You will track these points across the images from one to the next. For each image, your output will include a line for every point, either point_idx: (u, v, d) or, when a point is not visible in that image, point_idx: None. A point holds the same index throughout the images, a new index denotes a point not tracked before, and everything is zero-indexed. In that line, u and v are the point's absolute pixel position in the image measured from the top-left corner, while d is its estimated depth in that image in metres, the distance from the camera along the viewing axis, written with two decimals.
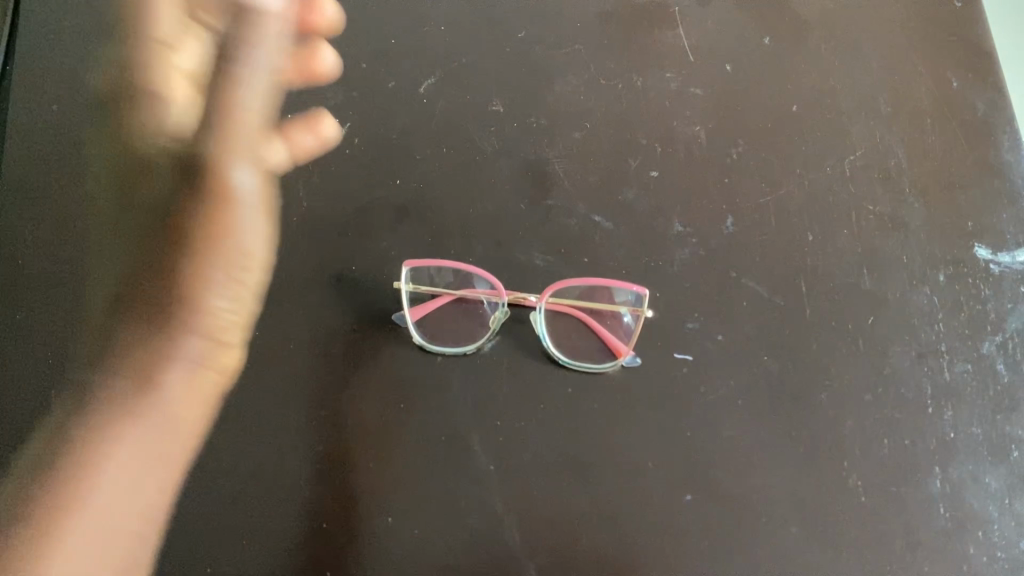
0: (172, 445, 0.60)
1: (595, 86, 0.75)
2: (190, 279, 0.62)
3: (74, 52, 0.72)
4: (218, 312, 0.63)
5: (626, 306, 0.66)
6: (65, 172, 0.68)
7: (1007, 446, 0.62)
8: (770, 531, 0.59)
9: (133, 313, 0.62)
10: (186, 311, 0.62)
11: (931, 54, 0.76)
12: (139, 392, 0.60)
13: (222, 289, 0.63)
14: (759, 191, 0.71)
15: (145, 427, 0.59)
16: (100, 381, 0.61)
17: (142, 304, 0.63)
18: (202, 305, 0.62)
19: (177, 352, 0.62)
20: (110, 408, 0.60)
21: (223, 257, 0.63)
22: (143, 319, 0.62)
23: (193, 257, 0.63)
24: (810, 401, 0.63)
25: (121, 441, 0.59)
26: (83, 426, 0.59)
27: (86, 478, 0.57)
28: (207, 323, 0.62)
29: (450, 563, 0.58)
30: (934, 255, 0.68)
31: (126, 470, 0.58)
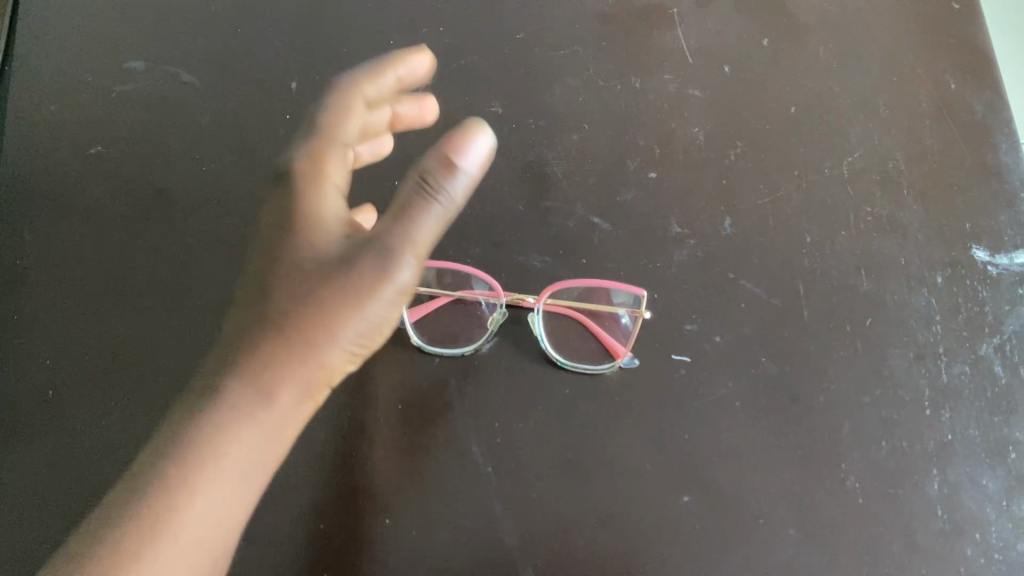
0: (240, 497, 0.50)
1: (594, 87, 0.75)
2: (313, 323, 0.52)
3: (85, 64, 0.75)
4: (330, 354, 0.52)
5: (624, 307, 0.66)
6: (73, 179, 0.70)
7: (1005, 448, 0.62)
8: (767, 533, 0.59)
9: (267, 333, 0.52)
10: (304, 351, 0.52)
11: (931, 56, 0.76)
12: (220, 428, 0.49)
13: (348, 332, 0.52)
14: (758, 192, 0.71)
15: (229, 472, 0.49)
16: (228, 387, 0.50)
17: (280, 334, 0.51)
18: (319, 352, 0.52)
19: (288, 398, 0.52)
20: (191, 433, 0.49)
21: (353, 305, 0.52)
22: (273, 350, 0.51)
23: (335, 296, 0.52)
24: (808, 403, 0.63)
25: (200, 484, 0.48)
26: (181, 446, 0.49)
27: (166, 525, 0.47)
28: (324, 363, 0.52)
29: (447, 564, 0.58)
30: (932, 257, 0.68)
31: (219, 502, 0.49)
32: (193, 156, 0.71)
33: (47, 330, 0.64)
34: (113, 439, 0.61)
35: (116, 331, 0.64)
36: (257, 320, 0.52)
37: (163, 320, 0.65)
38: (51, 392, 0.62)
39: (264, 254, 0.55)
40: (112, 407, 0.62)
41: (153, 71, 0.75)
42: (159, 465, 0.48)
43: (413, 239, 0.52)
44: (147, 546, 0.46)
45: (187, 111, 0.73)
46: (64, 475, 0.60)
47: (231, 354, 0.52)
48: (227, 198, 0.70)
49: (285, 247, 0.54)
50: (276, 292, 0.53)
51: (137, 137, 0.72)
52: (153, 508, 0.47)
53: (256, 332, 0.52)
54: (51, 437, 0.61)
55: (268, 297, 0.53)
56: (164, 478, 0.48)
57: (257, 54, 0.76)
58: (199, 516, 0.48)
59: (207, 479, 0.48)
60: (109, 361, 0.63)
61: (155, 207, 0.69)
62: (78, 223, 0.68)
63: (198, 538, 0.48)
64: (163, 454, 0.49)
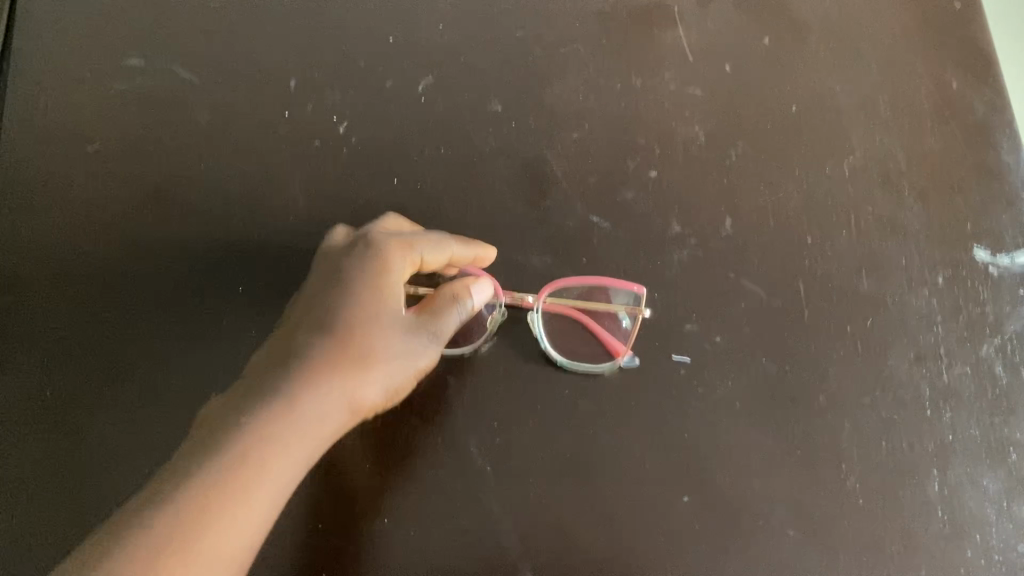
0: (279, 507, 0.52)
1: (594, 86, 0.75)
2: (366, 357, 0.56)
3: (83, 62, 0.75)
4: (371, 385, 0.57)
5: (622, 306, 0.65)
6: (69, 177, 0.70)
7: (1006, 449, 0.62)
8: (767, 533, 0.59)
9: (329, 352, 0.55)
10: (359, 377, 0.56)
11: (932, 56, 0.76)
12: (284, 430, 0.52)
13: (387, 372, 0.58)
14: (759, 191, 0.70)
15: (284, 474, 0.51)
16: (298, 392, 0.53)
17: (340, 356, 0.55)
18: (367, 381, 0.56)
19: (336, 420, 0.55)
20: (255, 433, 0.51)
21: (393, 358, 0.58)
22: (334, 371, 0.55)
23: (384, 342, 0.57)
24: (809, 403, 0.63)
25: (256, 477, 0.50)
26: (246, 440, 0.50)
27: (221, 512, 0.47)
28: (365, 394, 0.56)
29: (446, 565, 0.58)
30: (933, 257, 0.68)
31: (268, 505, 0.50)
32: (191, 155, 0.71)
33: (43, 330, 0.64)
34: (110, 439, 0.61)
35: (114, 331, 0.64)
36: (316, 338, 0.56)
37: (160, 319, 0.65)
38: (48, 392, 0.62)
39: (325, 282, 0.59)
40: (110, 407, 0.62)
41: (151, 69, 0.75)
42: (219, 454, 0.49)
43: (439, 332, 0.61)
44: (199, 524, 0.47)
45: (185, 110, 0.73)
46: (61, 472, 0.60)
47: (296, 365, 0.54)
48: (225, 197, 0.70)
49: (350, 283, 0.58)
50: (340, 315, 0.57)
51: (135, 135, 0.72)
52: (211, 491, 0.48)
53: (319, 349, 0.55)
54: (47, 438, 0.61)
55: (328, 319, 0.56)
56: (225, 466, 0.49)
57: (255, 52, 0.76)
58: (251, 512, 0.49)
59: (264, 473, 0.50)
60: (106, 361, 0.63)
61: (152, 206, 0.69)
62: (75, 220, 0.68)
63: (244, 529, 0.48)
64: (223, 444, 0.50)
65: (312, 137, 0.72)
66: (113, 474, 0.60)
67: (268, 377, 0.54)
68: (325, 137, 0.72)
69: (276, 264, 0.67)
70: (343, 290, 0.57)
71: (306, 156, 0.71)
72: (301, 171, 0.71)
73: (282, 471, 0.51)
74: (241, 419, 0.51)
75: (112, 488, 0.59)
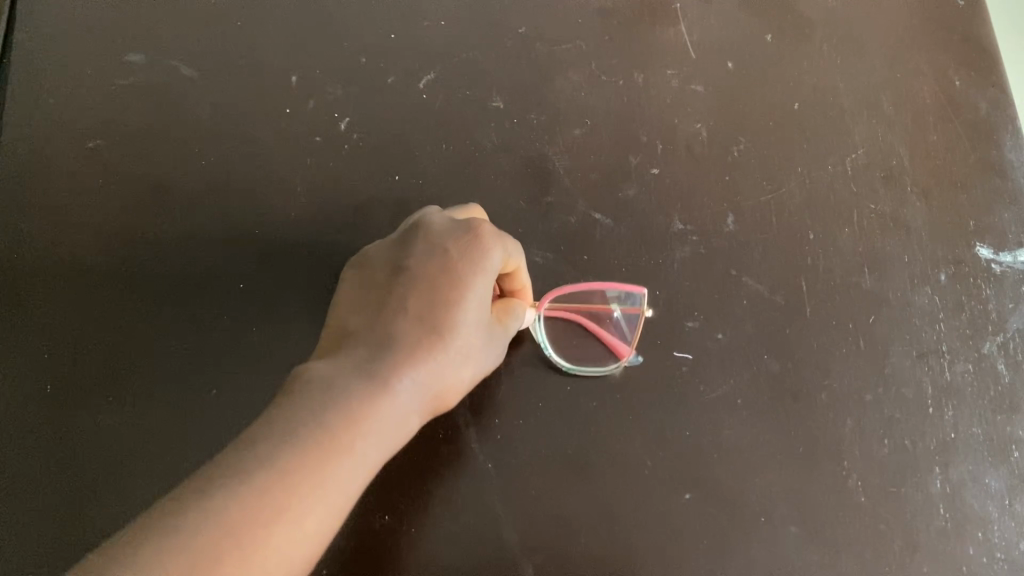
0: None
1: (596, 82, 0.75)
2: (460, 355, 0.54)
3: (84, 58, 0.75)
4: (454, 387, 0.55)
5: (620, 302, 0.65)
6: (69, 172, 0.70)
7: (1009, 447, 0.62)
8: (770, 531, 0.59)
9: (430, 348, 0.52)
10: (448, 377, 0.54)
11: (935, 53, 0.76)
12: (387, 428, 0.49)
13: (469, 374, 0.56)
14: (761, 189, 0.70)
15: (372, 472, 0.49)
16: (400, 385, 0.50)
17: (441, 354, 0.53)
18: (453, 382, 0.54)
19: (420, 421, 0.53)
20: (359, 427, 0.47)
21: (476, 360, 0.56)
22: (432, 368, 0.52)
23: (475, 344, 0.55)
24: (811, 400, 0.63)
25: (356, 472, 0.47)
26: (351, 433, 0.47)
27: (316, 494, 0.44)
28: (446, 395, 0.54)
29: (447, 562, 0.58)
30: (936, 254, 0.68)
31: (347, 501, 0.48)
32: (194, 151, 0.71)
33: (42, 325, 0.64)
34: (108, 434, 0.61)
35: (113, 326, 0.64)
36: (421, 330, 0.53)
37: (160, 315, 0.65)
38: (48, 386, 0.62)
39: (429, 267, 0.55)
40: (109, 402, 0.62)
41: (152, 64, 0.75)
42: (324, 442, 0.46)
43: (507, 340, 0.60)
44: (298, 513, 0.43)
45: (187, 106, 0.73)
46: (58, 471, 0.59)
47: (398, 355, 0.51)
48: (226, 193, 0.69)
49: (463, 275, 0.54)
50: (448, 309, 0.53)
51: (135, 131, 0.72)
52: (315, 476, 0.44)
53: (426, 343, 0.52)
54: (46, 432, 0.61)
55: (432, 310, 0.53)
56: (331, 455, 0.46)
57: (256, 48, 0.76)
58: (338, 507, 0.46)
59: (359, 463, 0.47)
60: (106, 356, 0.63)
61: (153, 201, 0.69)
62: (75, 217, 0.68)
63: (333, 525, 0.46)
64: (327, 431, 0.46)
65: (313, 133, 0.72)
66: (110, 469, 0.59)
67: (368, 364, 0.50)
68: (326, 133, 0.72)
69: (277, 260, 0.67)
70: (456, 284, 0.54)
71: (307, 152, 0.71)
72: (301, 167, 0.70)
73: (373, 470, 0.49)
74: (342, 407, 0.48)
75: (110, 483, 0.59)
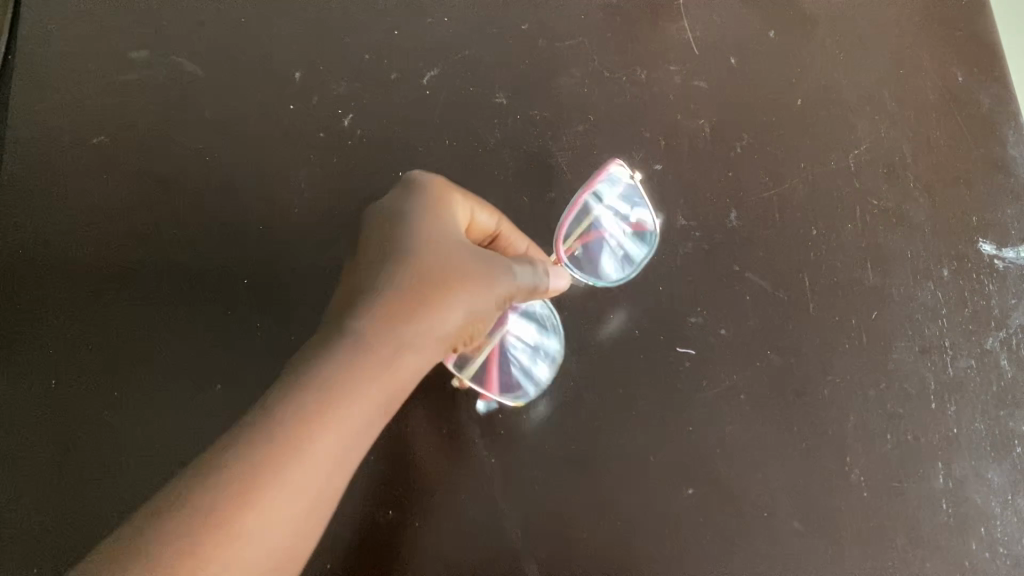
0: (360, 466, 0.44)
1: (599, 79, 0.75)
2: (443, 288, 0.48)
3: (89, 54, 0.75)
4: (453, 319, 0.48)
5: (608, 185, 0.67)
6: (73, 169, 0.70)
7: (1011, 442, 0.62)
8: (772, 525, 0.59)
9: (406, 285, 0.47)
10: (438, 317, 0.48)
11: (938, 49, 0.76)
12: (370, 366, 0.44)
13: (471, 304, 0.49)
14: (763, 185, 0.70)
15: (367, 419, 0.43)
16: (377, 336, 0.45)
17: (421, 287, 0.48)
18: (446, 313, 0.48)
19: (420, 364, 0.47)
20: (332, 370, 0.43)
21: (474, 286, 0.50)
22: (414, 300, 0.47)
23: (461, 270, 0.50)
24: (813, 396, 0.63)
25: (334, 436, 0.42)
26: (324, 377, 0.42)
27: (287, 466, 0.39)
28: (445, 331, 0.48)
29: (450, 557, 0.58)
30: (939, 250, 0.68)
31: (349, 455, 0.43)
32: (197, 147, 0.71)
33: (47, 320, 0.64)
34: (113, 429, 0.61)
35: (119, 321, 0.64)
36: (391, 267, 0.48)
37: (164, 311, 0.65)
38: (53, 381, 0.62)
39: (384, 222, 0.52)
40: (114, 397, 0.62)
41: (156, 61, 0.75)
42: (291, 394, 0.41)
43: (518, 271, 0.54)
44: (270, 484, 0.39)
45: (190, 102, 0.73)
46: (63, 467, 0.60)
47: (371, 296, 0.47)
48: (230, 189, 0.70)
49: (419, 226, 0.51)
50: (415, 257, 0.49)
51: (140, 127, 0.72)
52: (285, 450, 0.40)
53: (401, 279, 0.48)
54: (51, 427, 0.61)
55: (399, 251, 0.49)
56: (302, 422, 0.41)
57: (260, 45, 0.76)
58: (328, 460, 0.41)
59: (340, 422, 0.42)
60: (111, 351, 0.63)
61: (157, 197, 0.69)
62: (78, 213, 0.68)
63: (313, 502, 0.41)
64: (297, 383, 0.42)
65: (317, 129, 0.72)
66: (115, 464, 0.60)
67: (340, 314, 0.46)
68: (330, 129, 0.72)
69: (280, 256, 0.67)
70: (416, 224, 0.51)
71: (311, 148, 0.71)
72: (305, 163, 0.71)
73: (369, 415, 0.43)
74: (312, 357, 0.43)
75: (114, 477, 0.59)
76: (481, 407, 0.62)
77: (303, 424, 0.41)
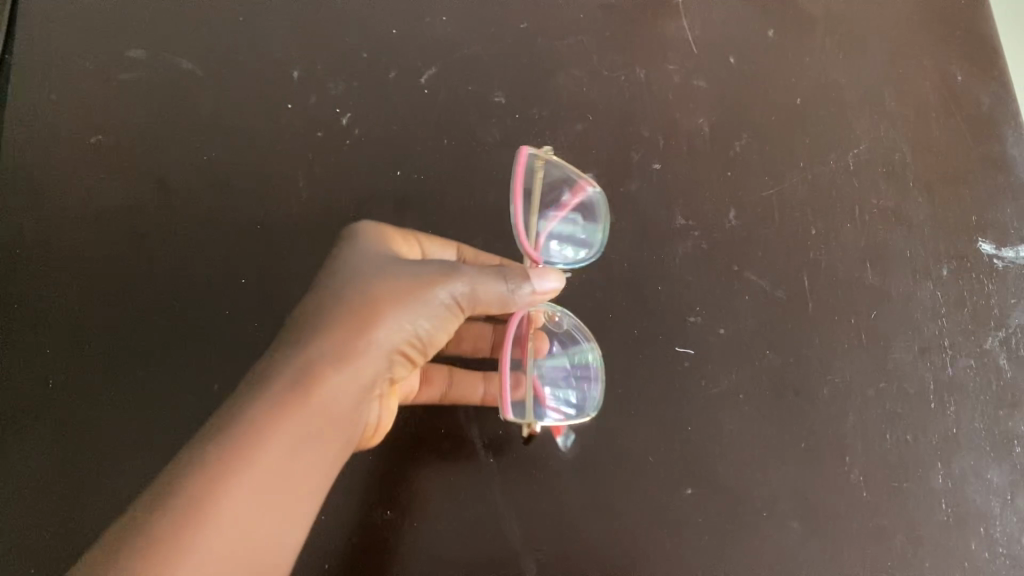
0: (315, 480, 0.48)
1: (598, 77, 0.74)
2: (376, 312, 0.51)
3: (86, 53, 0.75)
4: (390, 335, 0.51)
5: (533, 174, 0.61)
6: (71, 168, 0.70)
7: (1010, 442, 0.62)
8: (771, 525, 0.59)
9: (340, 314, 0.50)
10: (372, 339, 0.50)
11: (937, 48, 0.76)
12: (302, 387, 0.48)
13: (408, 319, 0.51)
14: (762, 183, 0.70)
15: (306, 434, 0.47)
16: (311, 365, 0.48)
17: (350, 308, 0.51)
18: (380, 329, 0.50)
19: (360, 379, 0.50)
20: (266, 397, 0.47)
21: (407, 300, 0.51)
22: (343, 322, 0.50)
23: (391, 286, 0.52)
24: (812, 396, 0.63)
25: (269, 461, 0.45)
26: (260, 404, 0.46)
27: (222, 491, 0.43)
28: (382, 347, 0.51)
29: (448, 558, 0.57)
30: (938, 249, 0.68)
31: (293, 469, 0.46)
32: (195, 146, 0.71)
33: (44, 320, 0.64)
34: (110, 429, 0.61)
35: (117, 321, 0.64)
36: (322, 297, 0.52)
37: (162, 311, 0.65)
38: (50, 381, 0.62)
39: (327, 261, 0.55)
40: (111, 397, 0.62)
41: (154, 60, 0.75)
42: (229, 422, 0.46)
43: (472, 274, 0.53)
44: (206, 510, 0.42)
45: (188, 101, 0.73)
46: (59, 467, 0.59)
47: (304, 326, 0.50)
48: (228, 188, 0.69)
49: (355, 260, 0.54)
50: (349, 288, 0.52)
51: (137, 126, 0.72)
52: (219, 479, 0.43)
53: (331, 306, 0.51)
54: (48, 427, 0.61)
55: (335, 285, 0.52)
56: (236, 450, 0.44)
57: (258, 44, 0.76)
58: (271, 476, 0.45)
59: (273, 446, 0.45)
60: (108, 351, 0.63)
61: (155, 196, 0.69)
62: (75, 212, 0.68)
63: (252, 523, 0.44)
64: (238, 411, 0.46)
65: (315, 128, 0.72)
66: (112, 464, 0.60)
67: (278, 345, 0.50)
68: (328, 128, 0.72)
69: (278, 256, 0.67)
70: (348, 255, 0.55)
71: (309, 147, 0.71)
72: (304, 163, 0.70)
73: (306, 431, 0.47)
74: (251, 387, 0.48)
75: (110, 478, 0.59)
76: (561, 443, 0.60)
77: (239, 454, 0.44)
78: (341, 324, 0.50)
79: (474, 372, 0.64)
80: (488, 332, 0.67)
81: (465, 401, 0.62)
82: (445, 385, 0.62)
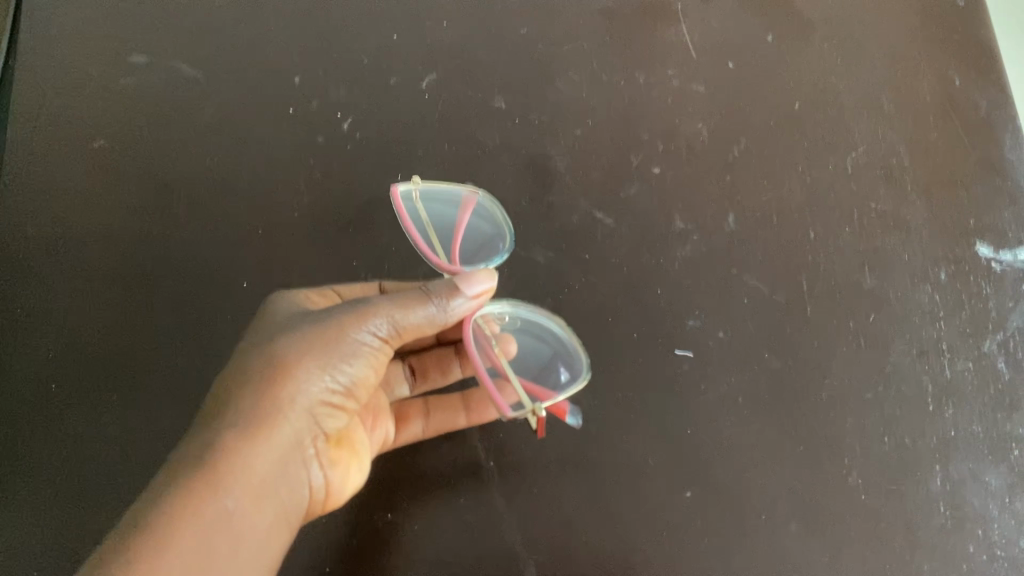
0: (247, 549, 0.48)
1: (597, 82, 0.75)
2: (291, 369, 0.50)
3: (89, 60, 0.75)
4: (308, 388, 0.51)
5: (419, 215, 0.64)
6: (73, 173, 0.70)
7: (1008, 444, 0.62)
8: (770, 528, 0.59)
9: (256, 377, 0.50)
10: (291, 397, 0.50)
11: (935, 52, 0.76)
12: (218, 460, 0.47)
13: (328, 371, 0.52)
14: (761, 187, 0.70)
15: (227, 510, 0.47)
16: (230, 434, 0.48)
17: (261, 372, 0.50)
18: (296, 383, 0.50)
19: (281, 438, 0.50)
20: (178, 479, 0.46)
21: (322, 350, 0.51)
22: (256, 387, 0.50)
23: (302, 339, 0.51)
24: (811, 398, 0.63)
25: (191, 540, 0.45)
26: (173, 485, 0.46)
27: None
28: (303, 403, 0.51)
29: (449, 560, 0.58)
30: (937, 252, 0.68)
31: (215, 546, 0.46)
32: (196, 152, 0.71)
33: (47, 325, 0.64)
34: (112, 432, 0.61)
35: (119, 326, 0.65)
36: (234, 367, 0.52)
37: (164, 315, 0.65)
38: (53, 386, 0.62)
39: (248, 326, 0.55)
40: (113, 401, 0.62)
41: (155, 66, 0.75)
42: (142, 514, 0.45)
43: (391, 309, 0.53)
44: None
45: (189, 106, 0.73)
46: (61, 471, 0.59)
47: (218, 400, 0.50)
48: (229, 193, 0.70)
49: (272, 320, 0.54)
50: (264, 347, 0.52)
51: (139, 132, 0.72)
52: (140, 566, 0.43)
53: (242, 373, 0.51)
54: (50, 431, 0.61)
55: (252, 348, 0.52)
56: (157, 534, 0.44)
57: (259, 49, 0.76)
58: (193, 558, 0.44)
59: (193, 525, 0.45)
60: (111, 356, 0.63)
61: (157, 202, 0.69)
62: (78, 218, 0.69)
63: None
64: (152, 498, 0.46)
65: (316, 133, 0.72)
66: (113, 468, 0.60)
67: (193, 425, 0.50)
68: (328, 133, 0.72)
69: (279, 260, 0.67)
70: (259, 323, 0.55)
71: (309, 152, 0.72)
72: (304, 167, 0.71)
73: (227, 502, 0.47)
74: (164, 471, 0.47)
75: (111, 482, 0.59)
76: (571, 422, 0.61)
77: (159, 538, 0.44)
78: (256, 388, 0.50)
79: (451, 400, 0.63)
80: (450, 352, 0.67)
81: (450, 426, 0.62)
82: (424, 420, 0.62)
